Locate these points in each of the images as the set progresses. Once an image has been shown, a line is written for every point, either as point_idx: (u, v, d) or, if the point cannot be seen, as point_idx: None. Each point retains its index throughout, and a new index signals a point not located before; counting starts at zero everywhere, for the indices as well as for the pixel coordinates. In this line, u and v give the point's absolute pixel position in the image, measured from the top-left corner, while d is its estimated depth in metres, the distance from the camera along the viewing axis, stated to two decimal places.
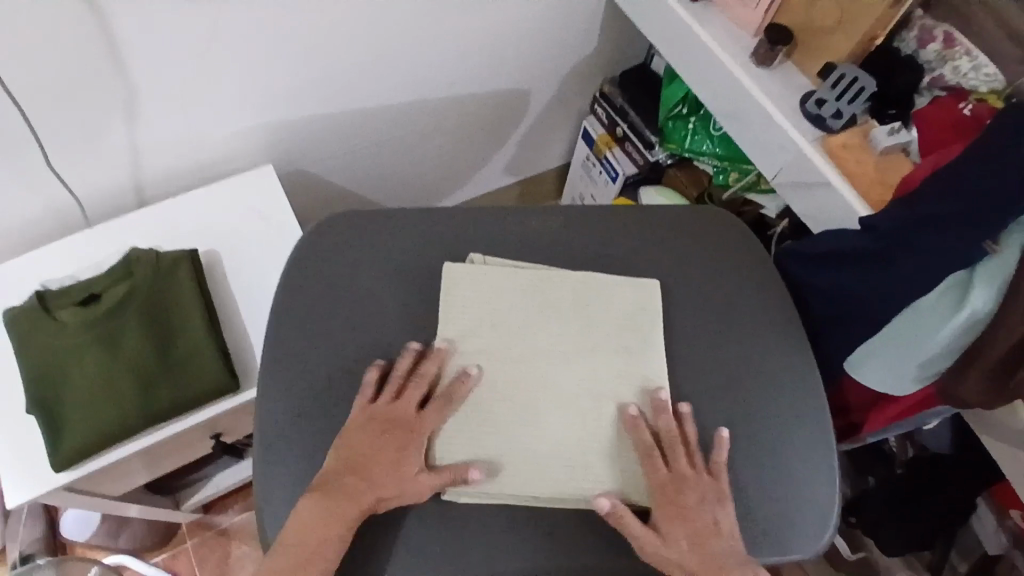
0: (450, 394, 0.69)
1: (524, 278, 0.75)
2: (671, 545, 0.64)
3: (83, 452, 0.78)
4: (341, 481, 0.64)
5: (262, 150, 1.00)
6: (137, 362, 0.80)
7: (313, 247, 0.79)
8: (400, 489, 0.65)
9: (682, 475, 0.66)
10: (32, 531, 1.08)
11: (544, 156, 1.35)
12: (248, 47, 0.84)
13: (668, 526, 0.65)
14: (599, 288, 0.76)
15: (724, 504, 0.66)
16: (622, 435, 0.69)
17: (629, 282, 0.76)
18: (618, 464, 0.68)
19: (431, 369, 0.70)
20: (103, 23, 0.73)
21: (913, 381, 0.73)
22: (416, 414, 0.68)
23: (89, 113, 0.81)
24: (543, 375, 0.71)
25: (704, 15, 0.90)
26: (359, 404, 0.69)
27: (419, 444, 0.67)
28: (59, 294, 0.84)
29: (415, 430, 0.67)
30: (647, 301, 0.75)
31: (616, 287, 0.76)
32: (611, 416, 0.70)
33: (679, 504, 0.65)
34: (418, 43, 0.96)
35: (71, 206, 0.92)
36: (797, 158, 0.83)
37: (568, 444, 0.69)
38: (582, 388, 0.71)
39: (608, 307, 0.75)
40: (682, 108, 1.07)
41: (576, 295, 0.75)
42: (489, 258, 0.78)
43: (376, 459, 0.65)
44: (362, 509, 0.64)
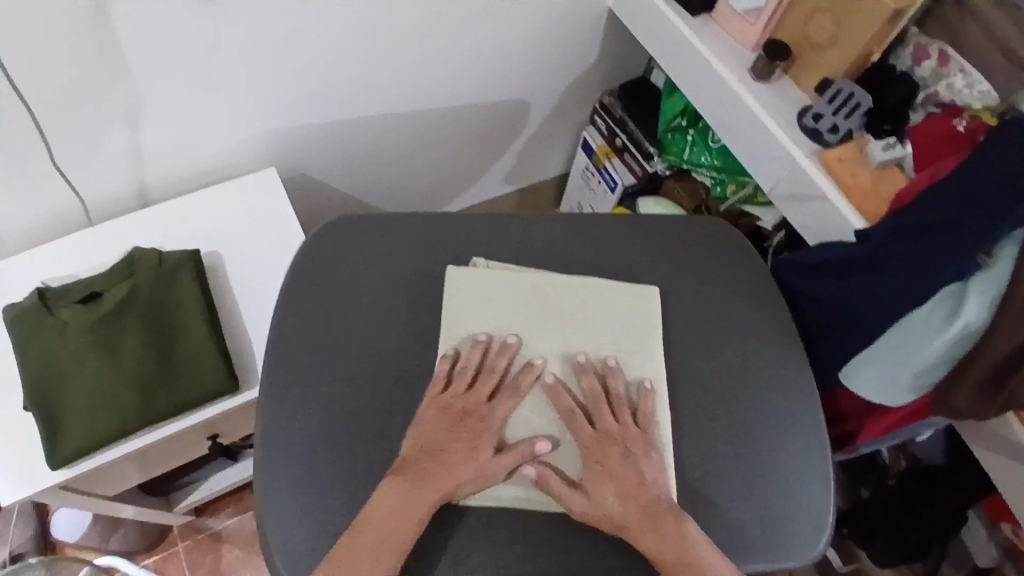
0: (518, 384, 0.70)
1: (525, 282, 0.76)
2: (601, 502, 0.65)
3: (80, 451, 0.77)
4: (417, 470, 0.65)
5: (265, 155, 1.01)
6: (136, 362, 0.80)
7: (315, 250, 0.80)
8: (473, 474, 0.66)
9: (608, 433, 0.69)
10: (23, 531, 1.07)
11: (543, 166, 1.36)
12: (257, 53, 0.85)
13: (597, 485, 0.66)
14: (600, 290, 0.76)
15: (651, 456, 0.68)
16: (541, 401, 0.71)
17: (630, 289, 0.77)
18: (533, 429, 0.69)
19: (500, 363, 0.71)
20: (114, 27, 0.74)
21: (908, 392, 0.73)
22: (485, 405, 0.69)
23: (96, 115, 0.82)
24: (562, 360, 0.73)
25: (704, 30, 0.92)
26: (430, 395, 0.70)
27: (492, 433, 0.68)
28: (59, 292, 0.84)
29: (486, 417, 0.69)
30: (647, 308, 0.76)
31: (616, 291, 0.76)
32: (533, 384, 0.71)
33: (607, 463, 0.67)
34: (420, 53, 0.97)
35: (73, 206, 0.92)
36: (794, 171, 0.85)
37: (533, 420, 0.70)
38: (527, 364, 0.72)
39: (607, 310, 0.75)
40: (682, 121, 1.08)
41: (577, 300, 0.76)
42: (492, 262, 0.79)
43: (452, 449, 0.67)
44: (435, 501, 0.65)
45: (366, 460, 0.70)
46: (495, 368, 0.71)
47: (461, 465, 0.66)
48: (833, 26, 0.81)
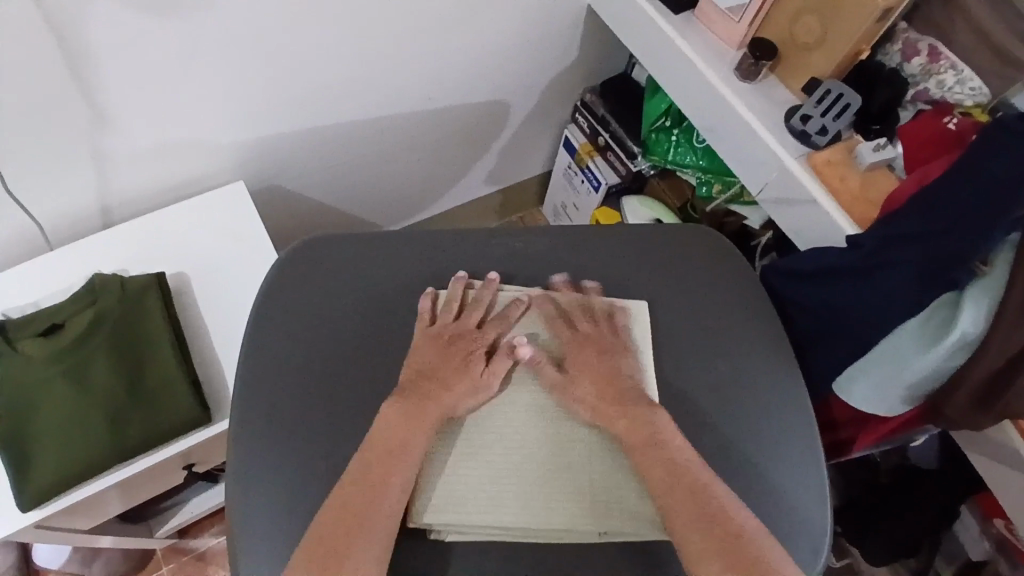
0: (508, 313, 0.73)
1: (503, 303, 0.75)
2: (576, 390, 0.69)
3: (51, 492, 0.74)
4: (418, 386, 0.68)
5: (234, 168, 0.97)
6: (105, 396, 0.77)
7: (285, 275, 0.76)
8: (469, 389, 0.68)
9: (586, 336, 0.73)
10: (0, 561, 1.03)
11: (525, 166, 1.33)
12: (222, 65, 0.81)
13: (575, 371, 0.70)
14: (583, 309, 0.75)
15: (627, 358, 0.72)
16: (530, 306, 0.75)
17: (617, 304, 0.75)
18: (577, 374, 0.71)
19: (485, 296, 0.74)
20: (66, 45, 0.69)
21: (900, 403, 0.72)
22: (474, 330, 0.72)
23: (50, 136, 0.77)
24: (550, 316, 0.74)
25: (687, 29, 0.89)
26: (420, 328, 0.72)
27: (480, 351, 0.71)
28: (20, 323, 0.79)
29: (474, 338, 0.71)
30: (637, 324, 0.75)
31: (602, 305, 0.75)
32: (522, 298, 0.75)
33: (584, 361, 0.71)
34: (393, 56, 0.93)
35: (32, 231, 0.87)
36: (782, 174, 0.82)
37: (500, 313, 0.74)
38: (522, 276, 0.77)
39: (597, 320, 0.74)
40: (665, 122, 1.05)
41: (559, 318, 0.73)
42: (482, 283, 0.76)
43: (446, 368, 0.69)
44: (435, 418, 0.66)
45: None
46: (481, 299, 0.73)
47: (453, 387, 0.68)
48: (820, 25, 0.78)
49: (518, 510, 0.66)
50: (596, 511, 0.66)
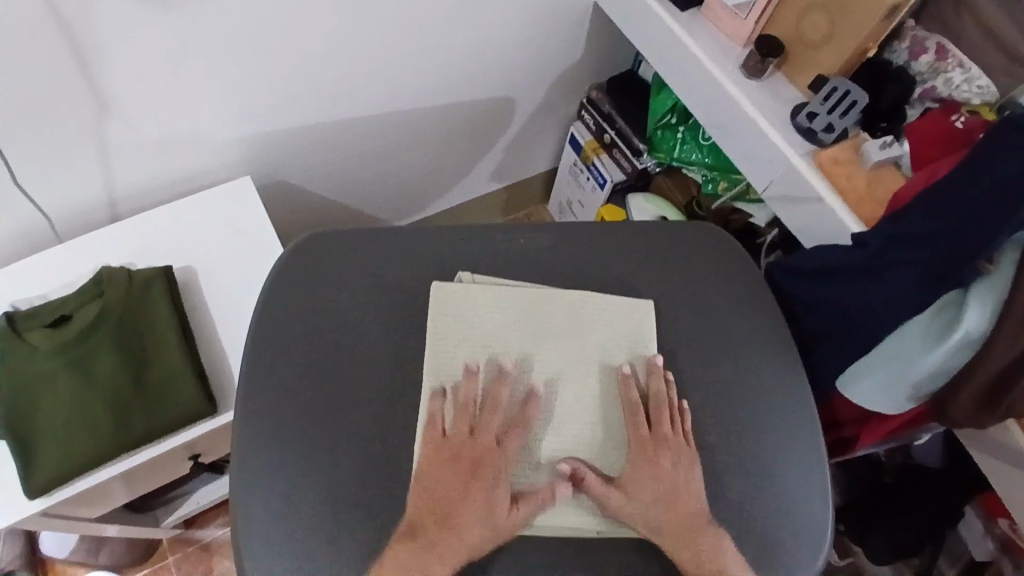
0: (496, 394, 0.68)
1: (521, 299, 0.73)
2: (637, 500, 0.65)
3: (55, 481, 0.75)
4: (435, 527, 0.63)
5: (240, 163, 0.97)
6: (110, 387, 0.77)
7: (291, 270, 0.77)
8: (492, 528, 0.63)
9: (660, 438, 0.68)
10: (9, 547, 1.05)
11: (530, 162, 1.33)
12: (226, 59, 0.81)
13: (636, 483, 0.66)
14: (596, 307, 0.74)
15: (692, 471, 0.67)
16: (607, 388, 0.71)
17: (620, 300, 0.74)
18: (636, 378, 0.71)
19: (502, 396, 0.68)
20: (70, 37, 0.69)
21: (905, 402, 0.72)
22: (495, 451, 0.66)
23: (54, 127, 0.77)
24: (561, 362, 0.71)
25: (693, 26, 0.88)
26: (433, 446, 0.66)
27: (507, 480, 0.65)
28: (27, 314, 0.80)
29: (499, 465, 0.66)
30: (642, 329, 0.74)
31: (612, 308, 0.74)
32: (597, 376, 0.71)
33: (660, 471, 0.66)
34: (397, 51, 0.93)
35: (39, 223, 0.88)
36: (788, 171, 0.81)
37: (569, 394, 0.70)
38: (591, 355, 0.72)
39: (602, 333, 0.73)
40: (671, 119, 1.05)
41: (572, 319, 0.73)
42: (478, 277, 0.76)
43: (470, 502, 0.64)
44: (454, 560, 0.62)
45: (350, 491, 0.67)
46: (498, 400, 0.68)
47: (469, 521, 0.63)
48: (828, 22, 0.78)
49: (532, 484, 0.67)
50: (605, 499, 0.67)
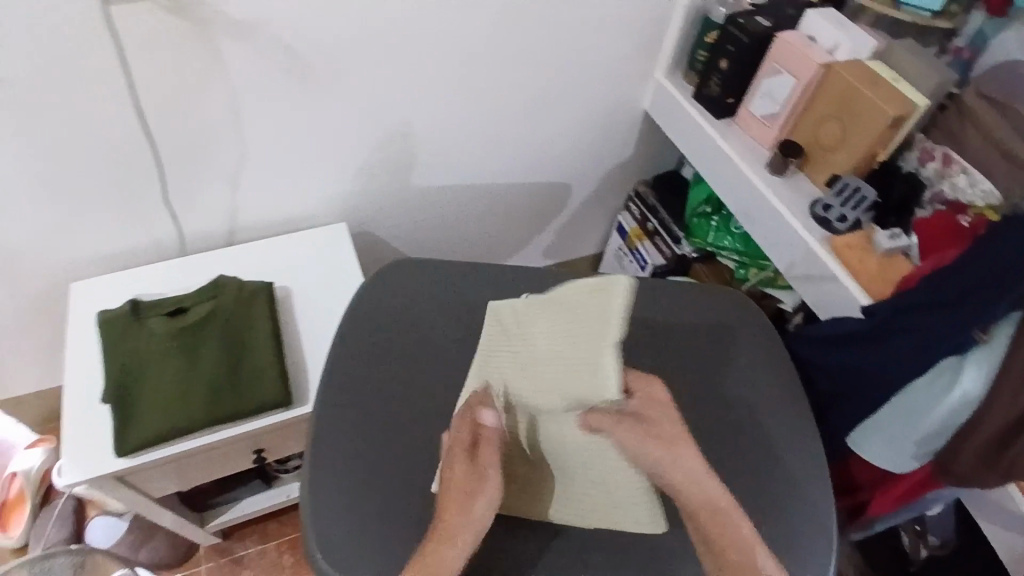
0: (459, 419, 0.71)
1: (510, 320, 0.76)
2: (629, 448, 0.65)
3: (143, 445, 0.87)
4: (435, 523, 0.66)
5: (338, 212, 1.16)
6: (209, 372, 0.91)
7: (369, 289, 0.91)
8: (479, 522, 0.65)
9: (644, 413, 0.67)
10: (59, 532, 1.18)
11: (581, 246, 1.49)
12: (344, 124, 1.01)
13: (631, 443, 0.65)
14: (565, 305, 0.68)
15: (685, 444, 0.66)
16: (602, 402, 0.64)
17: (588, 284, 0.66)
18: (605, 367, 0.62)
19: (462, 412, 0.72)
20: (234, 95, 0.91)
21: (913, 459, 0.79)
22: (462, 448, 0.69)
23: (204, 162, 0.98)
24: (528, 391, 0.69)
25: (726, 131, 1.06)
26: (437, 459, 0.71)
27: (478, 471, 0.68)
28: (150, 305, 0.97)
29: (468, 461, 0.68)
30: (607, 310, 0.63)
31: (576, 300, 0.67)
32: (580, 386, 0.64)
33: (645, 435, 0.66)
34: (480, 133, 1.12)
35: (174, 239, 1.08)
36: (807, 253, 0.94)
37: (545, 415, 0.69)
38: (574, 364, 0.65)
39: (574, 330, 0.66)
40: (706, 208, 1.19)
41: (548, 324, 0.69)
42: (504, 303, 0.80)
43: (456, 499, 0.66)
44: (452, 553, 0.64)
45: (399, 474, 0.77)
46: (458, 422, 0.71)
47: (456, 518, 0.66)
48: (842, 131, 0.93)
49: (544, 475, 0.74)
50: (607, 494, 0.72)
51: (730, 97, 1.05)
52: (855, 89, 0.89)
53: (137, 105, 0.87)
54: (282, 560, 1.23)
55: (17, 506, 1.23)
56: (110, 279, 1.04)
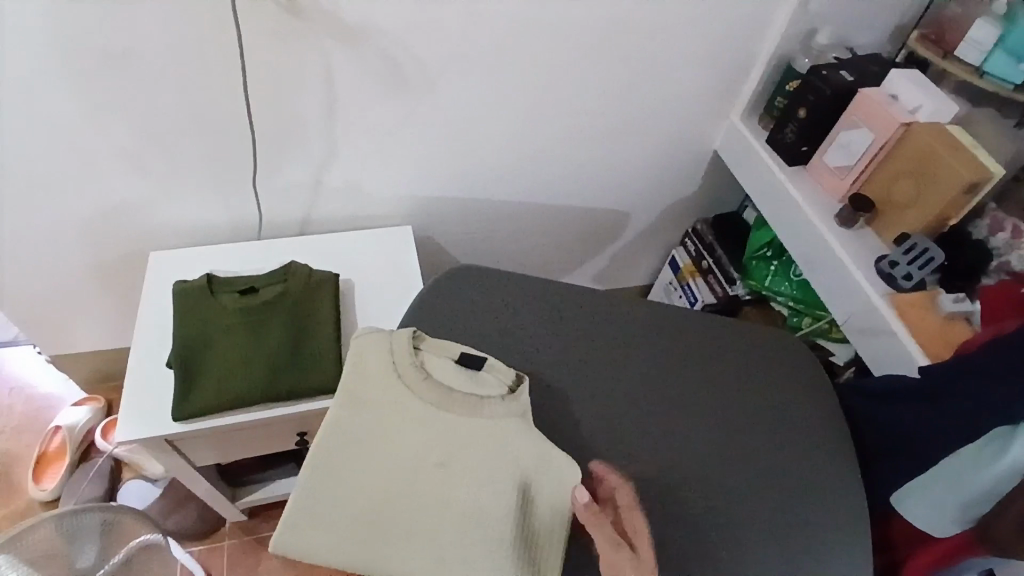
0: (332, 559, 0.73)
1: (345, 417, 0.71)
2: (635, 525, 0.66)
3: (201, 410, 0.90)
4: None
5: (407, 216, 1.20)
6: (271, 349, 0.95)
7: (435, 288, 0.94)
8: None
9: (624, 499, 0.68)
10: (94, 488, 1.21)
11: (630, 276, 1.51)
12: (427, 133, 1.06)
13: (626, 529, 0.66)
14: (382, 391, 0.72)
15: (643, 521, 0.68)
16: (436, 501, 0.69)
17: (397, 361, 0.73)
18: (424, 450, 0.70)
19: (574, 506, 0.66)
20: (332, 94, 0.96)
21: (951, 524, 0.77)
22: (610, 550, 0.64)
23: (292, 153, 1.03)
24: (365, 512, 0.70)
25: (797, 179, 1.07)
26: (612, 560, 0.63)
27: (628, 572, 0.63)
28: (224, 282, 1.02)
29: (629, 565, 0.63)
30: (404, 395, 0.71)
31: (383, 384, 0.72)
32: (411, 486, 0.70)
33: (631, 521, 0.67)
34: (552, 156, 1.16)
35: (251, 222, 1.13)
36: (868, 307, 0.94)
37: (398, 531, 0.70)
38: (407, 466, 0.70)
39: (395, 428, 0.71)
40: (767, 252, 1.20)
41: (380, 424, 0.71)
42: (361, 354, 0.73)
43: None
44: None
45: None
46: None
47: None
48: (914, 191, 0.94)
49: (380, 558, 0.70)
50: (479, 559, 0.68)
51: (803, 146, 1.07)
52: (934, 151, 0.90)
53: (244, 91, 0.93)
54: None
55: (57, 459, 1.27)
56: (188, 252, 1.10)
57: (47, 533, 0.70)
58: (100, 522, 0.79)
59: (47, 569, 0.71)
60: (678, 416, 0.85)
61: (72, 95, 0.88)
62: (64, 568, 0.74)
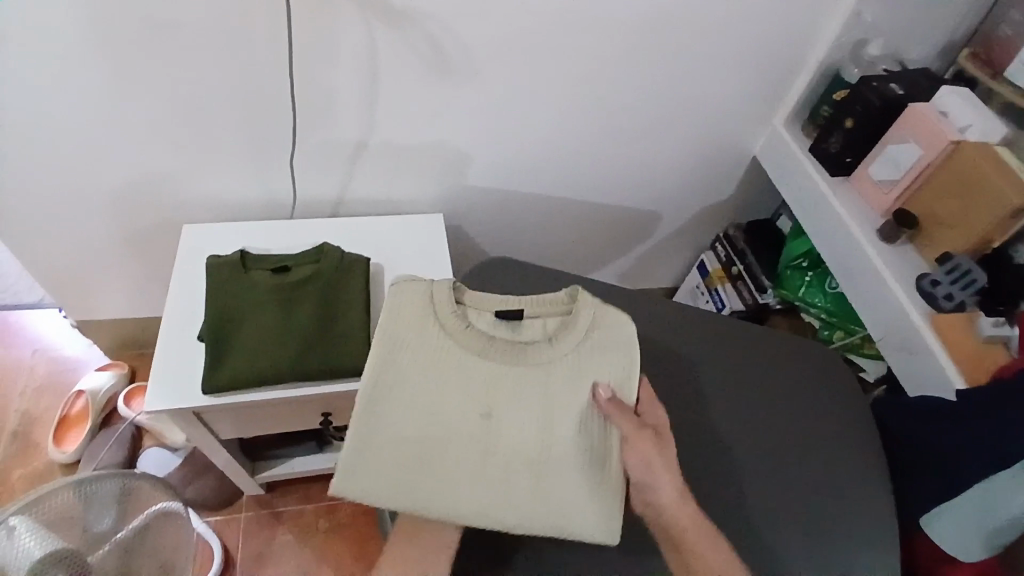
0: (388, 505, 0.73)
1: (387, 364, 0.73)
2: (655, 430, 0.74)
3: (230, 385, 0.91)
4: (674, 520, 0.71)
5: (439, 203, 1.20)
6: (301, 328, 0.95)
7: (467, 279, 0.93)
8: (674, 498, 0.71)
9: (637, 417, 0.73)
10: (114, 454, 1.23)
11: (656, 276, 1.50)
12: (466, 121, 1.05)
13: (650, 431, 0.73)
14: (423, 337, 0.74)
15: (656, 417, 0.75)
16: (489, 432, 0.73)
17: (435, 308, 0.75)
18: (470, 389, 0.73)
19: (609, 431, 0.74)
20: (376, 75, 0.96)
21: (980, 547, 0.76)
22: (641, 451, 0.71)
23: (332, 134, 1.03)
24: (420, 448, 0.72)
25: (839, 190, 1.06)
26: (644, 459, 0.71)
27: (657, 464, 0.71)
28: (257, 259, 1.02)
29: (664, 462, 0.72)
30: (445, 340, 0.74)
31: (423, 331, 0.74)
32: (462, 419, 0.73)
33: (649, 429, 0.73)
34: (590, 152, 1.15)
35: (286, 200, 1.14)
36: (905, 326, 0.93)
37: (455, 460, 0.72)
38: (455, 404, 0.73)
39: (440, 371, 0.74)
40: (803, 262, 1.18)
41: (422, 369, 0.73)
42: (399, 301, 0.75)
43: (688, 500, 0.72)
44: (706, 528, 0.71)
45: None
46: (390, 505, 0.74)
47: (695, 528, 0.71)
48: (957, 210, 0.92)
49: (440, 487, 0.71)
50: (535, 505, 0.72)
51: (847, 157, 1.06)
52: (979, 171, 0.89)
53: (287, 68, 0.93)
54: (317, 525, 1.25)
55: (79, 421, 1.28)
56: (222, 227, 1.10)
57: (67, 497, 0.71)
58: (119, 489, 0.78)
59: (65, 534, 0.70)
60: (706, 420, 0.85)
61: (119, 62, 0.88)
62: (86, 533, 0.73)
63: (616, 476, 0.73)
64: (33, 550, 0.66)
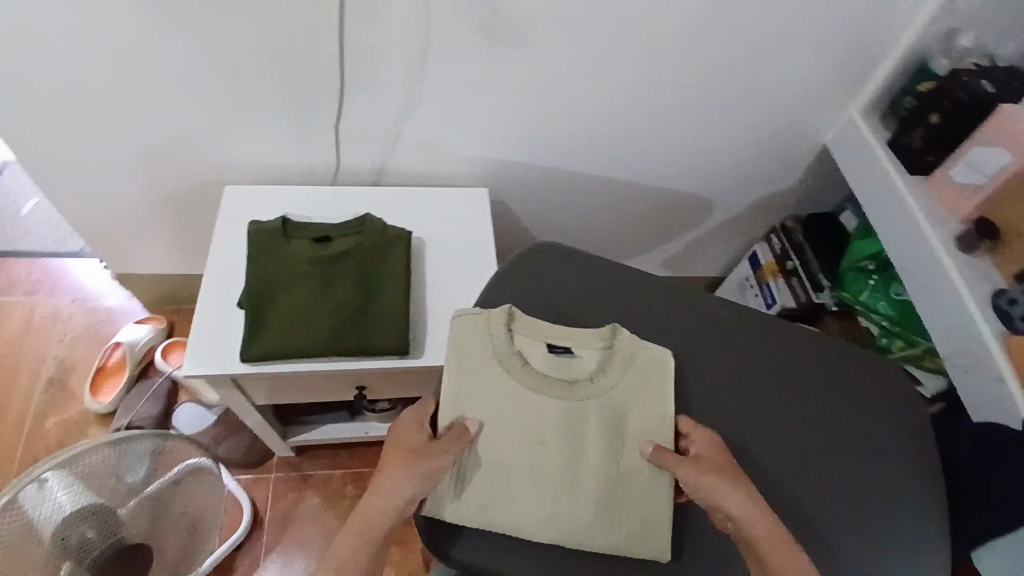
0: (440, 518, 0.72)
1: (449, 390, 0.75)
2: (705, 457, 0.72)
3: (267, 354, 0.89)
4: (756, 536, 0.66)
5: (483, 177, 1.15)
6: (341, 301, 0.93)
7: (512, 265, 0.90)
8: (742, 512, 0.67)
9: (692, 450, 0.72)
10: (149, 407, 1.25)
11: (701, 265, 1.45)
12: (517, 94, 1.00)
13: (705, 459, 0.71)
14: (482, 363, 0.76)
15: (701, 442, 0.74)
16: (546, 453, 0.73)
17: (494, 336, 0.78)
18: (528, 411, 0.75)
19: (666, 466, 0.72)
20: (427, 41, 0.90)
21: None
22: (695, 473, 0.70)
23: (377, 100, 0.99)
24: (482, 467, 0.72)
25: (916, 190, 0.99)
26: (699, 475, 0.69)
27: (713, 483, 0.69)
28: (298, 227, 1.00)
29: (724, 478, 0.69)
30: (503, 366, 0.76)
31: (482, 358, 0.77)
32: (521, 440, 0.73)
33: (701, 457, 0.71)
34: (645, 132, 1.09)
35: (327, 166, 1.11)
36: (976, 343, 0.88)
37: (514, 480, 0.72)
38: (513, 427, 0.74)
39: (499, 394, 0.75)
40: (868, 264, 1.11)
41: (482, 392, 0.75)
42: (458, 329, 0.78)
43: (760, 514, 0.67)
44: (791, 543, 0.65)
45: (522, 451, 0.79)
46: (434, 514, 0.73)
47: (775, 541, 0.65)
48: None
49: (502, 506, 0.71)
50: (592, 518, 0.71)
51: (929, 156, 0.98)
52: None
53: (335, 31, 0.88)
54: (344, 491, 1.27)
55: (115, 374, 1.30)
56: (263, 191, 1.08)
57: (103, 456, 0.70)
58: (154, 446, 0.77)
59: (98, 490, 0.70)
60: (754, 428, 0.82)
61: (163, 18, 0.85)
62: (117, 487, 0.72)
63: (666, 480, 0.73)
64: (64, 504, 0.66)
